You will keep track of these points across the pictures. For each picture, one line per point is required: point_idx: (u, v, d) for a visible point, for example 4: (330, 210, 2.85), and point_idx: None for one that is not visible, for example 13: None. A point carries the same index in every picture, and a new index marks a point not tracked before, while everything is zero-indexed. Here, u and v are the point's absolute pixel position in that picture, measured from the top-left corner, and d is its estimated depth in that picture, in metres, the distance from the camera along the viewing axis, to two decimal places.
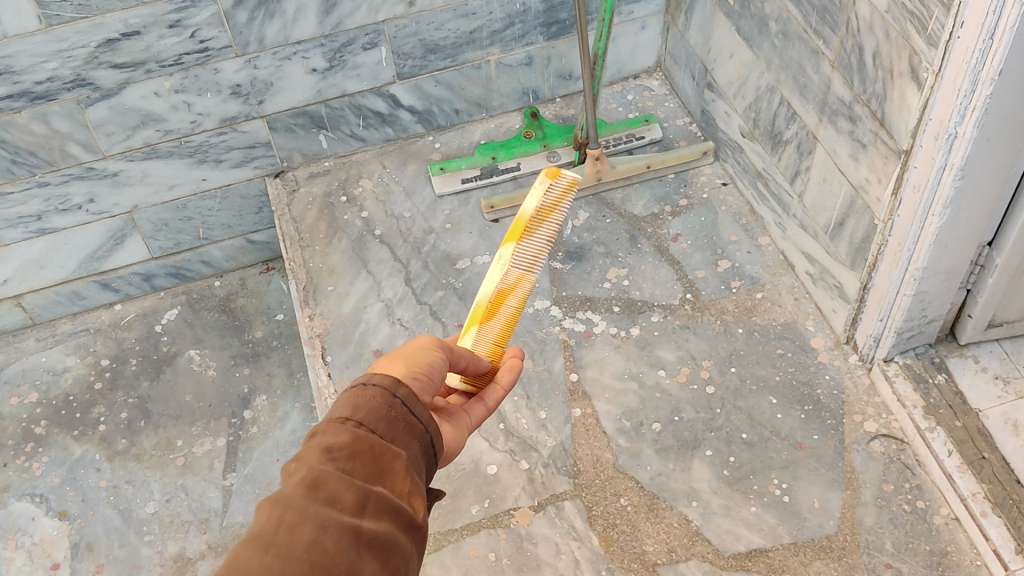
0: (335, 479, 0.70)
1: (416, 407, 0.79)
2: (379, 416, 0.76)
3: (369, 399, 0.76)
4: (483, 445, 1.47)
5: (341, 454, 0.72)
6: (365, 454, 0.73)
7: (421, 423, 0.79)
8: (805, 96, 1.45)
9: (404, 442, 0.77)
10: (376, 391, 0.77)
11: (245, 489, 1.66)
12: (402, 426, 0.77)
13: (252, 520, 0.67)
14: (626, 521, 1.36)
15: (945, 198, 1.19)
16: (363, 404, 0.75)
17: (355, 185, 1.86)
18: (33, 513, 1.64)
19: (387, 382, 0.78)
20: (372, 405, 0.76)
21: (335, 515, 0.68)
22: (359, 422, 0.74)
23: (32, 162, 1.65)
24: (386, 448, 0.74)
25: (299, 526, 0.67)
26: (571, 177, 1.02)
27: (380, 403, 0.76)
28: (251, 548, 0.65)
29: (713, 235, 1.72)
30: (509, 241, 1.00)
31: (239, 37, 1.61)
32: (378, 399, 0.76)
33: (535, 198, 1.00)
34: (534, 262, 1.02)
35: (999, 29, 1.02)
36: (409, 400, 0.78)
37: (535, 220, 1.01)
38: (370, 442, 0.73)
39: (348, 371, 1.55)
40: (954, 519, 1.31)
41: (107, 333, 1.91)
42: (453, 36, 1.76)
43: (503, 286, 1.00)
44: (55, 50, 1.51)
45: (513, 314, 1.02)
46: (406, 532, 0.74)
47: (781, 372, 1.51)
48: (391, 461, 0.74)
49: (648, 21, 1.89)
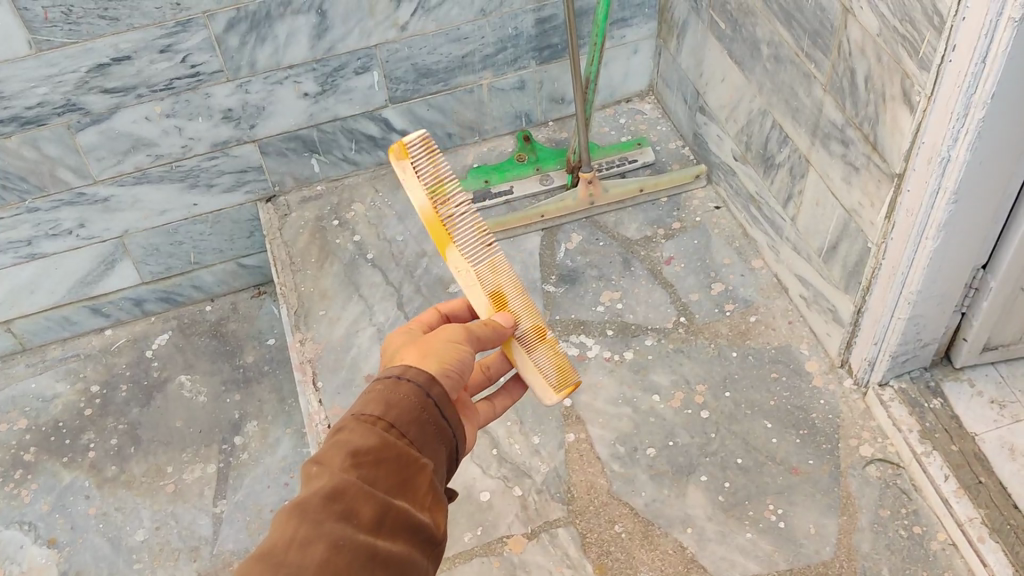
0: (355, 490, 0.70)
1: (446, 411, 0.80)
2: (410, 418, 0.77)
3: (401, 399, 0.77)
4: (475, 472, 1.45)
5: (365, 461, 0.72)
6: (390, 462, 0.73)
7: (449, 428, 0.80)
8: (797, 119, 1.45)
9: (430, 449, 0.78)
10: (409, 389, 0.79)
11: (236, 516, 1.63)
12: (432, 430, 0.78)
13: (266, 534, 0.68)
14: (621, 548, 1.33)
15: (939, 221, 1.19)
16: (394, 405, 0.77)
17: (347, 210, 1.85)
18: (22, 541, 1.61)
19: (421, 380, 0.80)
20: (404, 405, 0.77)
21: (350, 532, 0.68)
22: (389, 424, 0.75)
23: (22, 187, 1.63)
24: (412, 457, 0.75)
25: (312, 543, 0.67)
26: (418, 137, 1.01)
27: (411, 404, 0.78)
28: (263, 565, 0.66)
29: (706, 259, 1.72)
30: (448, 247, 1.03)
31: (230, 62, 1.60)
32: (410, 400, 0.78)
33: (420, 193, 1.01)
34: (487, 246, 1.05)
35: (991, 53, 1.01)
36: (441, 402, 0.80)
37: (443, 213, 1.03)
38: (397, 450, 0.74)
39: (339, 397, 1.53)
40: (952, 544, 1.30)
41: (97, 358, 1.88)
42: (445, 60, 1.76)
43: (490, 284, 1.03)
44: (45, 75, 1.50)
45: (524, 293, 1.06)
46: (423, 548, 0.74)
47: (776, 396, 1.49)
48: (416, 472, 0.74)
49: (639, 45, 1.91)
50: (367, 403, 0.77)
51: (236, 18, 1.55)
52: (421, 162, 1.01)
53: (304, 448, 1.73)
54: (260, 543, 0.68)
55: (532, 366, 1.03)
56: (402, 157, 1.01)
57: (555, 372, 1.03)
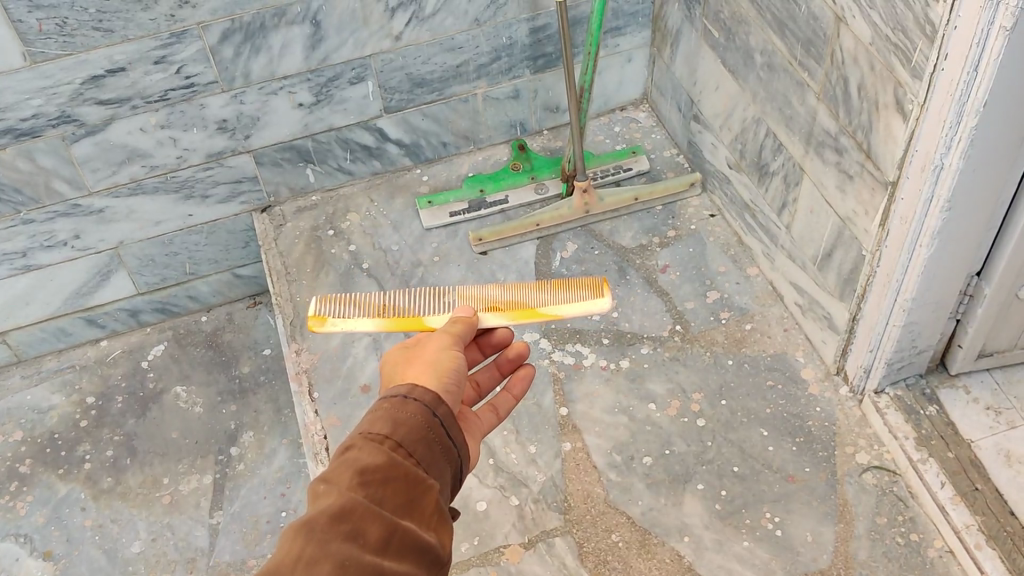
0: (363, 510, 0.70)
1: (451, 430, 0.80)
2: (418, 437, 0.77)
3: (409, 418, 0.78)
4: (472, 482, 1.44)
5: (372, 479, 0.72)
6: (398, 482, 0.73)
7: (454, 448, 0.80)
8: (791, 127, 1.46)
9: (437, 469, 0.78)
10: (416, 408, 0.79)
11: (232, 527, 1.63)
12: (438, 449, 0.78)
13: (273, 552, 0.68)
14: (618, 557, 1.33)
15: (933, 228, 1.19)
16: (402, 423, 0.77)
17: (342, 219, 1.85)
18: (17, 553, 1.60)
19: (427, 400, 0.80)
20: (412, 424, 0.77)
21: (356, 552, 0.68)
22: (397, 443, 0.75)
23: (17, 200, 1.63)
24: (419, 478, 0.74)
25: (318, 563, 0.67)
26: (314, 301, 1.09)
27: (418, 422, 0.78)
28: None
29: (702, 266, 1.72)
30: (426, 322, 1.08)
31: (225, 73, 1.60)
32: (417, 418, 0.78)
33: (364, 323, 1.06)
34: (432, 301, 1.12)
35: (983, 61, 1.01)
36: (447, 421, 0.80)
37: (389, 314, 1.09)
38: (404, 470, 0.74)
39: (336, 407, 1.53)
40: (949, 552, 1.30)
41: (93, 369, 1.87)
42: (440, 69, 1.76)
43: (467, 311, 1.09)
44: (40, 87, 1.50)
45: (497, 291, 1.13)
46: (429, 568, 0.74)
47: (772, 404, 1.49)
48: (423, 492, 0.74)
49: (634, 53, 1.91)
50: (374, 421, 0.77)
51: (230, 29, 1.55)
52: (335, 311, 1.09)
53: (301, 458, 1.73)
54: (266, 562, 0.68)
55: (575, 307, 1.10)
56: (324, 321, 1.06)
57: (587, 291, 1.12)
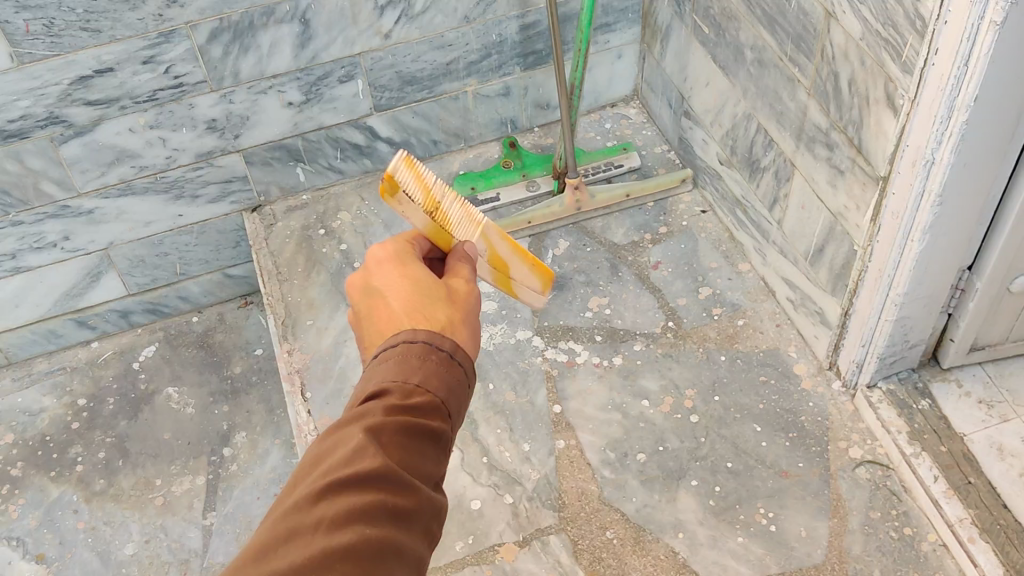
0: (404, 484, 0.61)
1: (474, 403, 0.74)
2: (457, 406, 0.69)
3: (455, 382, 0.70)
4: (466, 481, 1.44)
5: (412, 447, 0.64)
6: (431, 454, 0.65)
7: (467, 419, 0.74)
8: (781, 123, 1.46)
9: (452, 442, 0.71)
10: (462, 372, 0.71)
11: (225, 528, 1.62)
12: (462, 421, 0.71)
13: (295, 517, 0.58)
14: (613, 554, 1.33)
15: (923, 223, 1.19)
16: (452, 390, 0.69)
17: (332, 219, 1.85)
18: (9, 556, 1.59)
19: (471, 367, 0.72)
20: (456, 391, 0.69)
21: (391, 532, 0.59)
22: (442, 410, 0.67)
23: (5, 201, 1.62)
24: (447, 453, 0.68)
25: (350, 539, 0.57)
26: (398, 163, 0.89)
27: (462, 390, 0.70)
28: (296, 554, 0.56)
29: (693, 262, 1.72)
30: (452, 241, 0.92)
31: (213, 72, 1.60)
32: (462, 385, 0.70)
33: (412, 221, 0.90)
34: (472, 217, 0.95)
35: (973, 55, 1.01)
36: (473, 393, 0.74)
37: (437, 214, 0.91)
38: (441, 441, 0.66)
39: (328, 407, 1.53)
40: (942, 545, 1.30)
41: (84, 371, 1.86)
42: (430, 68, 1.76)
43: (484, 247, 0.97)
44: (27, 88, 1.49)
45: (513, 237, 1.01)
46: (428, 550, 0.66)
47: (765, 400, 1.49)
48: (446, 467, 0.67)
49: (624, 50, 1.91)
50: (423, 373, 0.68)
51: (219, 28, 1.54)
52: (406, 179, 0.90)
53: (294, 458, 1.72)
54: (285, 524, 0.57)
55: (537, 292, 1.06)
56: (395, 190, 0.88)
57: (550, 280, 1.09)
